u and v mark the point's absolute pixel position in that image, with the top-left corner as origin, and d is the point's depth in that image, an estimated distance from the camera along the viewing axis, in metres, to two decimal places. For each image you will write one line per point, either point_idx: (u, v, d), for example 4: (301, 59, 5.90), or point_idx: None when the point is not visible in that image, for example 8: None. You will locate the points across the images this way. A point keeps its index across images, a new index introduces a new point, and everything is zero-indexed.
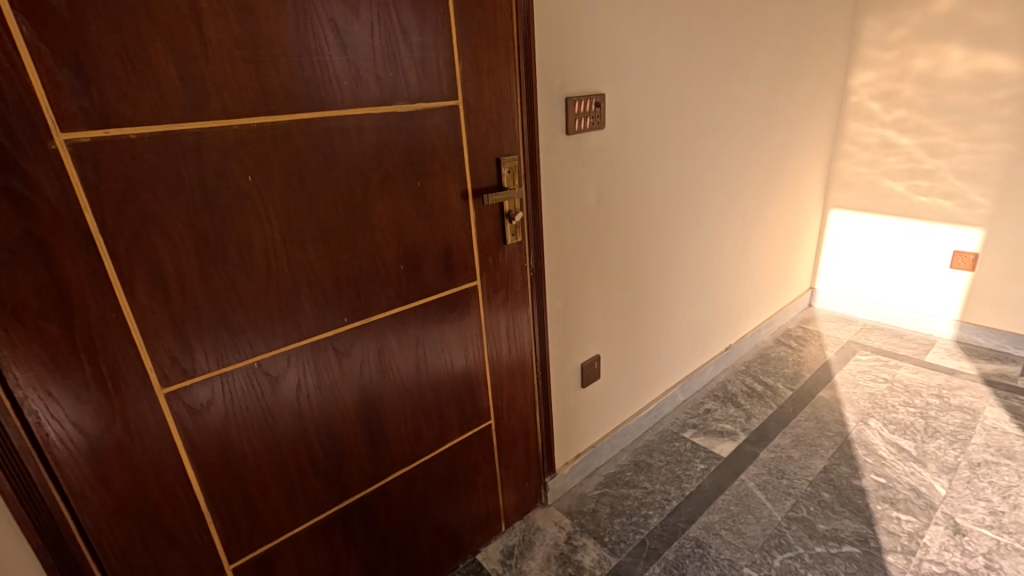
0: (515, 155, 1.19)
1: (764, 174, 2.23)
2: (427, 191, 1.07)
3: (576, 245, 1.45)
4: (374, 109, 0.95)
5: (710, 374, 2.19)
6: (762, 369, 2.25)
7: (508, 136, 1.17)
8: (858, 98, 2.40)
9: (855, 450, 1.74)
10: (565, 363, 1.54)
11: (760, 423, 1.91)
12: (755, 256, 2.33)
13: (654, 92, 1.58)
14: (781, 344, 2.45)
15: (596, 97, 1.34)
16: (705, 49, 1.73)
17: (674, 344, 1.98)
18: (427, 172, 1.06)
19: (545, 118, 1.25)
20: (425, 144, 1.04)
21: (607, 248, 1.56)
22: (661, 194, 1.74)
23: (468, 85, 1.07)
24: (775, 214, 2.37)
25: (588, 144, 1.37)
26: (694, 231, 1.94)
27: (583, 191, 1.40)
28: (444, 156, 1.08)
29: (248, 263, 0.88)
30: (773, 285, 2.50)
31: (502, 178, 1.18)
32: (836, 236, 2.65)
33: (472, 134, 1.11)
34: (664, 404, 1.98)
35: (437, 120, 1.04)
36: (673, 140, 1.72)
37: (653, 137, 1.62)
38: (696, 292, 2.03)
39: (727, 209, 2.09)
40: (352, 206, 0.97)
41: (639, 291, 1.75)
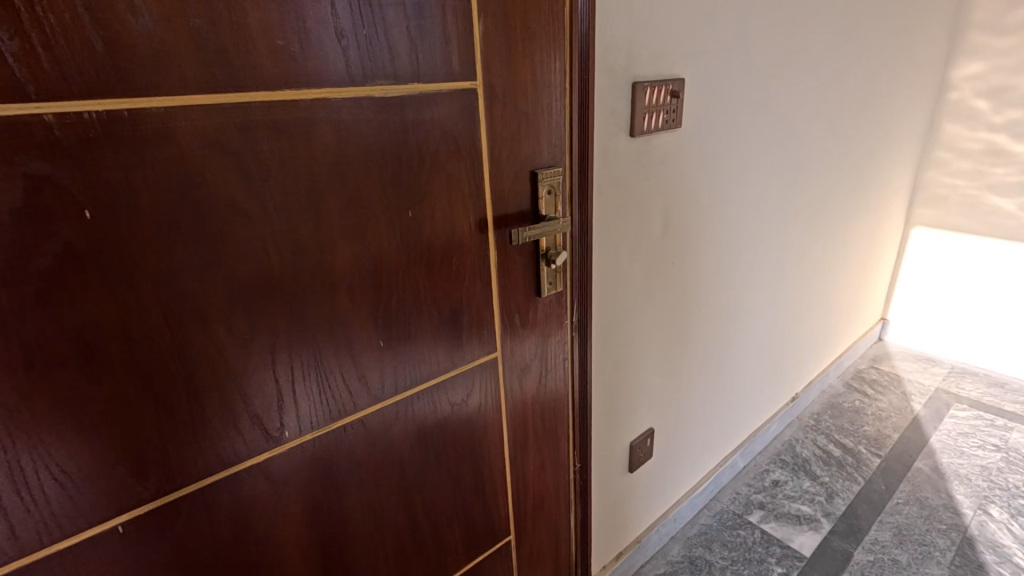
0: (559, 167, 0.80)
1: (846, 189, 1.82)
2: (424, 224, 0.68)
3: (633, 291, 1.05)
4: (333, 89, 0.55)
5: (774, 431, 1.79)
6: (836, 426, 1.85)
7: (550, 140, 0.77)
8: (959, 95, 1.97)
9: (981, 555, 1.33)
10: (610, 444, 1.15)
11: (847, 506, 1.50)
12: (829, 287, 1.92)
13: (738, 83, 1.17)
14: (854, 391, 2.04)
15: (673, 84, 0.94)
16: (797, 25, 1.32)
17: (736, 401, 1.59)
18: (422, 195, 0.66)
19: (602, 112, 0.85)
20: (420, 150, 0.64)
21: (670, 294, 1.16)
22: (735, 218, 1.34)
23: (492, 57, 0.67)
24: (854, 236, 1.96)
25: (657, 151, 0.97)
26: (767, 263, 1.54)
27: (645, 218, 1.01)
28: (452, 169, 0.68)
29: (99, 362, 0.49)
30: (843, 319, 2.09)
31: (538, 202, 0.79)
32: (918, 260, 2.22)
33: (496, 134, 0.71)
34: (722, 476, 1.58)
35: (441, 111, 0.65)
36: (754, 148, 1.32)
37: (730, 142, 1.22)
38: (764, 336, 1.63)
39: (803, 234, 1.68)
40: (297, 253, 0.58)
41: (701, 341, 1.35)
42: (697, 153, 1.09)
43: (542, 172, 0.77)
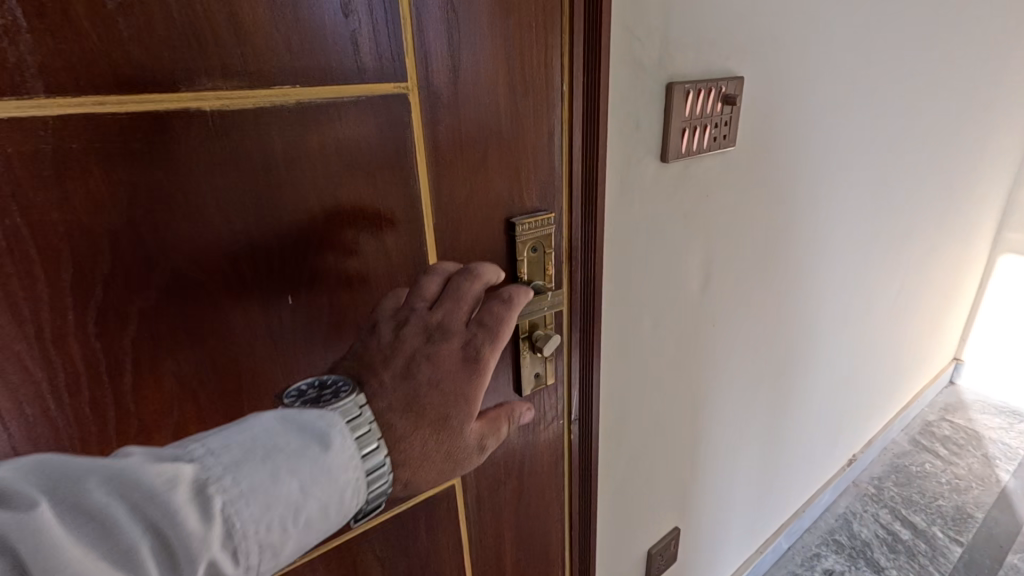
0: (549, 214, 0.53)
1: (934, 213, 1.47)
2: (311, 312, 0.42)
3: (663, 367, 0.77)
4: (90, 98, 0.31)
5: (826, 503, 1.49)
6: (903, 499, 1.53)
7: (535, 173, 0.50)
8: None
9: None
10: (623, 555, 0.88)
11: None
12: (903, 328, 1.58)
13: (827, 85, 0.86)
14: (924, 450, 1.71)
15: (726, 83, 0.65)
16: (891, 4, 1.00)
17: (784, 477, 1.29)
18: (302, 269, 0.41)
19: (621, 127, 0.57)
20: (290, 199, 0.39)
21: (712, 367, 0.87)
22: (811, 262, 1.02)
23: (426, 41, 0.40)
24: (935, 269, 1.61)
25: (700, 179, 0.69)
26: (841, 312, 1.22)
27: (684, 273, 0.72)
28: (359, 227, 0.42)
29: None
30: (913, 364, 1.75)
31: (518, 266, 0.53)
32: (1003, 294, 1.86)
33: (442, 169, 0.44)
34: (760, 562, 1.30)
35: (331, 133, 0.39)
36: (842, 170, 0.99)
37: (814, 160, 0.89)
38: (825, 398, 1.32)
39: (882, 271, 1.35)
40: (92, 373, 0.35)
41: (750, 414, 1.05)
42: (760, 183, 0.79)
43: (523, 224, 0.51)
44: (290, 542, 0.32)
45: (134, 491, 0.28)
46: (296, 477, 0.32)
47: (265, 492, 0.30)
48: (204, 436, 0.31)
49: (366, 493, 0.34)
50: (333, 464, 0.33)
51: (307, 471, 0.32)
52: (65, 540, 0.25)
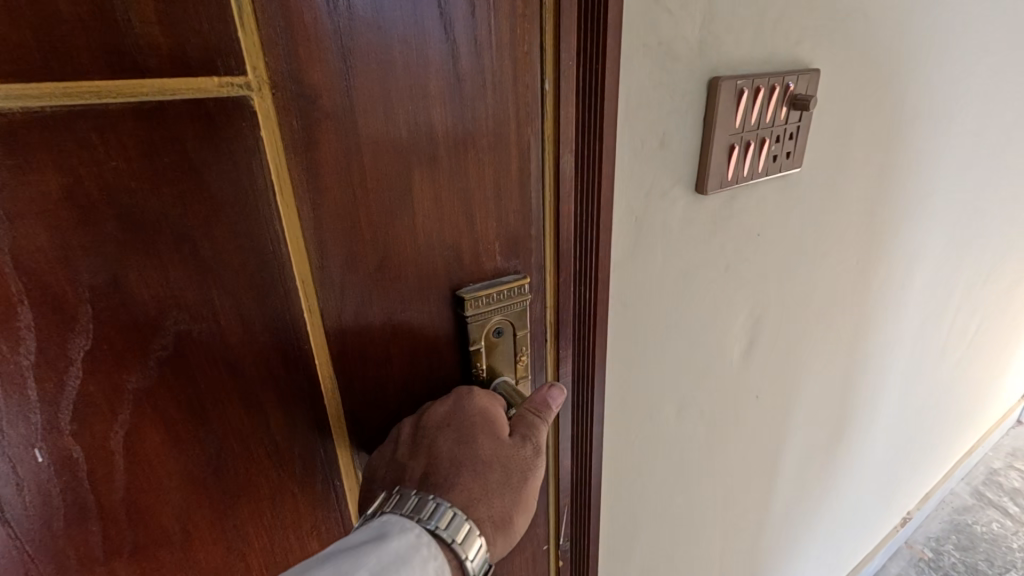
0: (521, 278, 0.33)
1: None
2: (90, 478, 0.24)
3: (691, 456, 0.59)
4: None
5: (873, 569, 1.28)
6: (966, 571, 1.32)
7: (502, 224, 0.31)
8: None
9: None
10: None
11: None
12: (981, 369, 1.34)
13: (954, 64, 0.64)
14: (991, 507, 1.48)
15: (795, 80, 0.46)
16: None
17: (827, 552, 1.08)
18: (67, 407, 0.23)
19: (639, 147, 0.39)
20: (19, 291, 0.21)
21: (755, 449, 0.68)
22: (890, 311, 0.80)
23: (275, 2, 0.22)
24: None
25: (750, 215, 0.50)
26: (916, 362, 0.99)
27: (721, 337, 0.54)
28: (174, 329, 0.24)
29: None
30: (983, 406, 1.50)
31: (472, 366, 0.34)
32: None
33: (328, 229, 0.26)
34: None
35: (96, 173, 0.21)
36: (945, 193, 0.76)
37: (906, 183, 0.67)
38: (883, 459, 1.10)
39: (977, 311, 1.09)
40: None
41: (799, 492, 0.85)
42: (832, 215, 0.59)
43: (475, 306, 0.32)
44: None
45: None
46: None
47: None
48: None
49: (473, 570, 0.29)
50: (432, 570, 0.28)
51: None
52: None
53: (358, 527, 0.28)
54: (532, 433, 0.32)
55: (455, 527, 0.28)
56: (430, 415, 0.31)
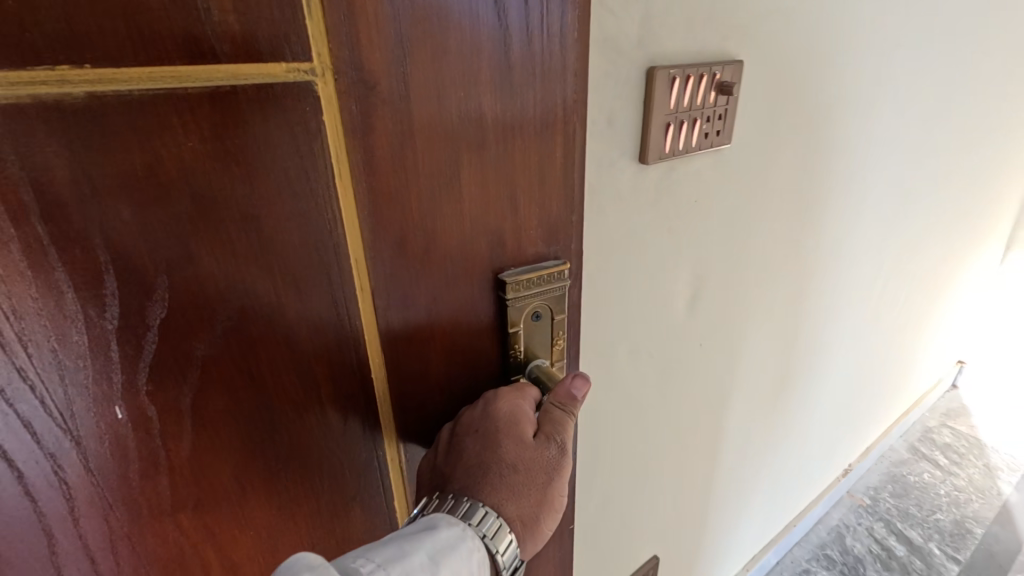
0: (561, 264, 0.36)
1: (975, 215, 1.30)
2: (160, 435, 0.26)
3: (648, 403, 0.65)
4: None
5: (818, 516, 1.41)
6: (901, 513, 1.47)
7: (537, 210, 0.33)
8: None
9: None
10: None
11: None
12: (917, 332, 1.46)
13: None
14: (923, 460, 1.64)
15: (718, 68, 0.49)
16: None
17: (773, 498, 1.18)
18: (143, 368, 0.25)
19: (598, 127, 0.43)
20: (106, 263, 0.22)
21: (707, 396, 0.75)
22: (832, 274, 0.88)
23: None
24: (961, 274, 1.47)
25: (704, 184, 0.55)
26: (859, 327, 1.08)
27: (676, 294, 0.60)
28: (238, 301, 0.26)
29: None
30: (919, 369, 1.65)
31: (510, 348, 0.36)
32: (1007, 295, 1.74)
33: (381, 209, 0.27)
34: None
35: (177, 153, 0.22)
36: (882, 167, 0.84)
37: (847, 155, 0.74)
38: (827, 414, 1.21)
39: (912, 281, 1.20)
40: None
41: (749, 439, 0.93)
42: (780, 183, 0.65)
43: (516, 289, 0.34)
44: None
45: None
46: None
47: None
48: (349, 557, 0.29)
49: (502, 558, 0.33)
50: (472, 564, 0.31)
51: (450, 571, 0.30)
52: None
53: (408, 524, 0.32)
54: (556, 433, 0.35)
55: (488, 524, 0.32)
56: (465, 420, 0.34)
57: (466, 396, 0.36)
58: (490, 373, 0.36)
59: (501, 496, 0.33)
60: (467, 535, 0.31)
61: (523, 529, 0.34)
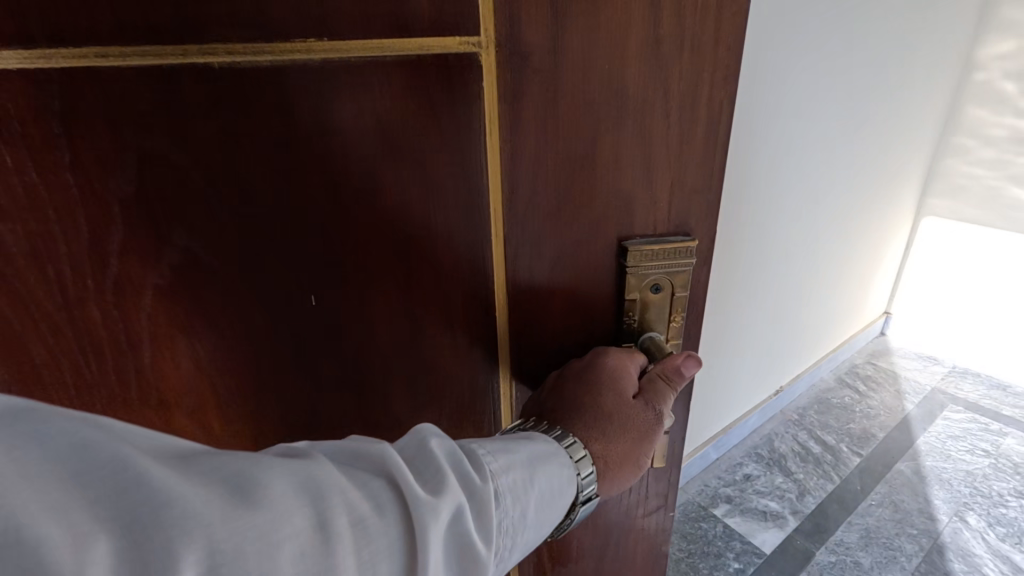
0: (689, 240, 0.40)
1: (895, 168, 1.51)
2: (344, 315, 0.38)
3: None
4: (72, 48, 0.26)
5: (753, 425, 1.64)
6: (819, 422, 1.72)
7: (674, 181, 0.38)
8: (986, 75, 1.69)
9: (949, 562, 1.29)
10: None
11: (817, 506, 1.44)
12: (849, 279, 1.68)
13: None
14: (845, 387, 1.89)
15: None
16: None
17: (717, 407, 1.40)
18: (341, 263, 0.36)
19: None
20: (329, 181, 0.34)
21: None
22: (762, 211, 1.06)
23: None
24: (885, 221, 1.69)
25: None
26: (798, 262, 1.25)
27: None
28: (401, 223, 0.36)
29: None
30: (852, 312, 1.88)
31: (623, 314, 0.43)
32: (927, 254, 1.97)
33: (517, 172, 0.35)
34: (692, 467, 1.47)
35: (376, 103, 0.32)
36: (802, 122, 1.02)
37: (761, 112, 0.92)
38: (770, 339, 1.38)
39: (847, 222, 1.39)
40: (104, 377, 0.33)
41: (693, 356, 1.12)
42: None
43: (637, 257, 0.40)
44: (530, 535, 0.34)
45: (458, 466, 0.31)
46: (540, 479, 0.35)
47: (522, 486, 0.34)
48: (478, 442, 0.34)
49: (581, 482, 0.38)
50: (562, 476, 0.36)
51: (546, 473, 0.35)
52: (407, 479, 0.29)
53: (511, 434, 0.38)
54: (655, 398, 0.41)
55: (576, 451, 0.38)
56: (573, 368, 0.42)
57: (579, 345, 0.44)
58: (604, 331, 0.44)
59: (590, 433, 0.39)
60: (559, 451, 0.37)
61: (606, 469, 0.40)
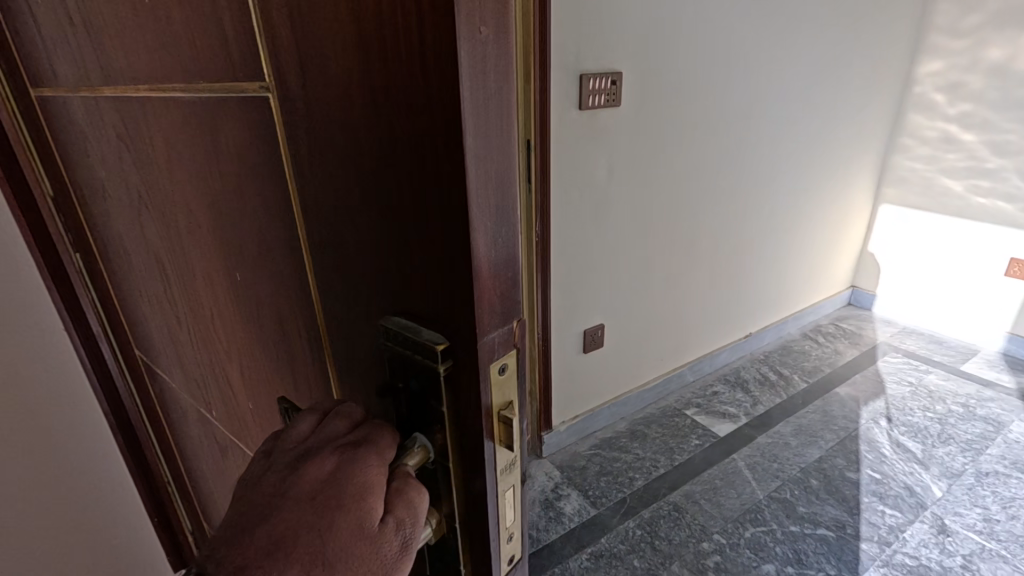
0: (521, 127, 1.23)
1: (808, 177, 2.14)
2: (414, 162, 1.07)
3: (605, 232, 1.61)
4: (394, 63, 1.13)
5: (724, 359, 2.21)
6: (779, 360, 2.26)
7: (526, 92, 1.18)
8: (922, 88, 2.25)
9: (858, 446, 1.74)
10: (572, 327, 1.67)
11: (765, 410, 1.94)
12: (801, 256, 2.33)
13: (727, 47, 1.63)
14: (807, 338, 2.43)
15: (613, 75, 1.40)
16: (785, 21, 1.73)
17: (691, 329, 2.05)
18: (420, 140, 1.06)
19: (558, 94, 1.33)
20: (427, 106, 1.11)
21: (603, 230, 1.60)
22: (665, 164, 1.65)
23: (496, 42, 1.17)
24: (818, 223, 2.31)
25: (602, 121, 1.45)
26: (718, 231, 1.93)
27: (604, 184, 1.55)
28: None
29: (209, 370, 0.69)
30: (814, 283, 2.49)
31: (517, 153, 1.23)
32: (885, 243, 2.51)
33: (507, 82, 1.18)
34: (671, 381, 2.05)
35: None
36: (686, 105, 1.61)
37: (652, 89, 1.51)
38: (710, 294, 2.04)
39: (765, 200, 2.03)
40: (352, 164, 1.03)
41: (630, 265, 1.73)
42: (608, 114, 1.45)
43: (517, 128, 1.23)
44: None
45: None
46: None
47: None
48: None
49: None
50: None
51: None
52: None
53: None
54: None
55: None
56: None
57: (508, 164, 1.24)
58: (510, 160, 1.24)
59: None
60: None
61: None
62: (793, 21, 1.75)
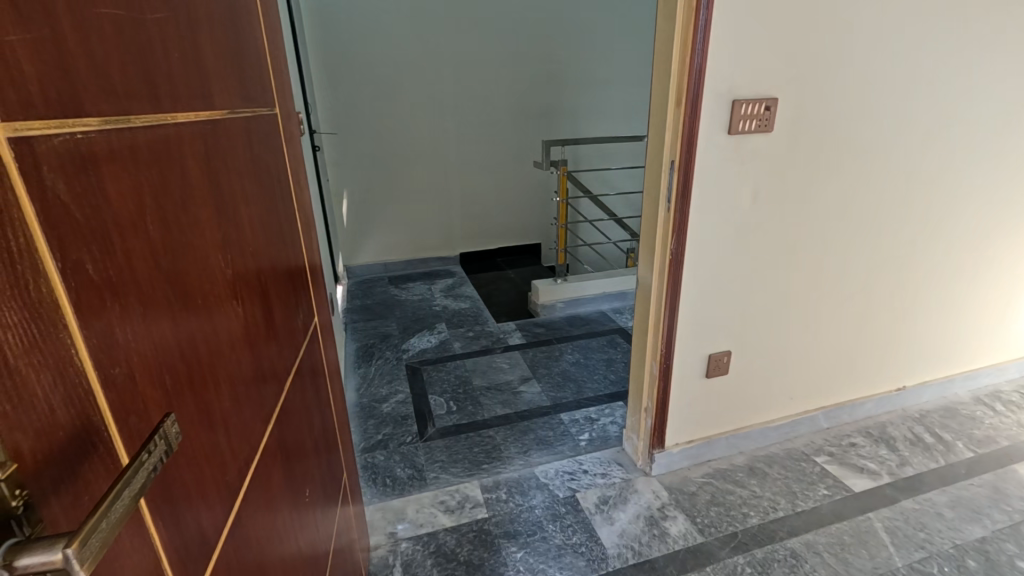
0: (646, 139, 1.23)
1: (996, 218, 1.87)
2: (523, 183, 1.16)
3: (739, 258, 1.59)
4: None
5: (868, 410, 2.00)
6: (939, 422, 1.98)
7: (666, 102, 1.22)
8: None
9: None
10: (694, 349, 1.66)
11: (914, 473, 1.73)
12: (977, 309, 2.03)
13: (900, 72, 1.51)
14: (981, 404, 2.09)
15: (768, 101, 1.39)
16: (977, 45, 1.56)
17: (828, 370, 1.89)
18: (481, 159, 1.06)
19: (709, 118, 1.36)
20: None
21: (732, 254, 1.57)
22: (813, 191, 1.57)
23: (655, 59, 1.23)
24: (1005, 274, 2.00)
25: (751, 145, 1.44)
26: (871, 271, 1.77)
27: (736, 206, 1.51)
28: None
29: (242, 377, 0.79)
30: (993, 342, 2.14)
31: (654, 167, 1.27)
32: None
33: None
34: (800, 424, 1.91)
35: None
36: (849, 132, 1.53)
37: (809, 115, 1.46)
38: (856, 336, 1.87)
39: (934, 242, 1.82)
40: None
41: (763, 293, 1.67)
42: (753, 139, 1.44)
43: None
44: None
45: None
46: None
47: None
48: None
49: None
50: None
51: None
52: None
53: None
54: None
55: None
56: None
57: None
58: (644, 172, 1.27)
59: None
60: None
61: None
62: (989, 44, 1.57)
